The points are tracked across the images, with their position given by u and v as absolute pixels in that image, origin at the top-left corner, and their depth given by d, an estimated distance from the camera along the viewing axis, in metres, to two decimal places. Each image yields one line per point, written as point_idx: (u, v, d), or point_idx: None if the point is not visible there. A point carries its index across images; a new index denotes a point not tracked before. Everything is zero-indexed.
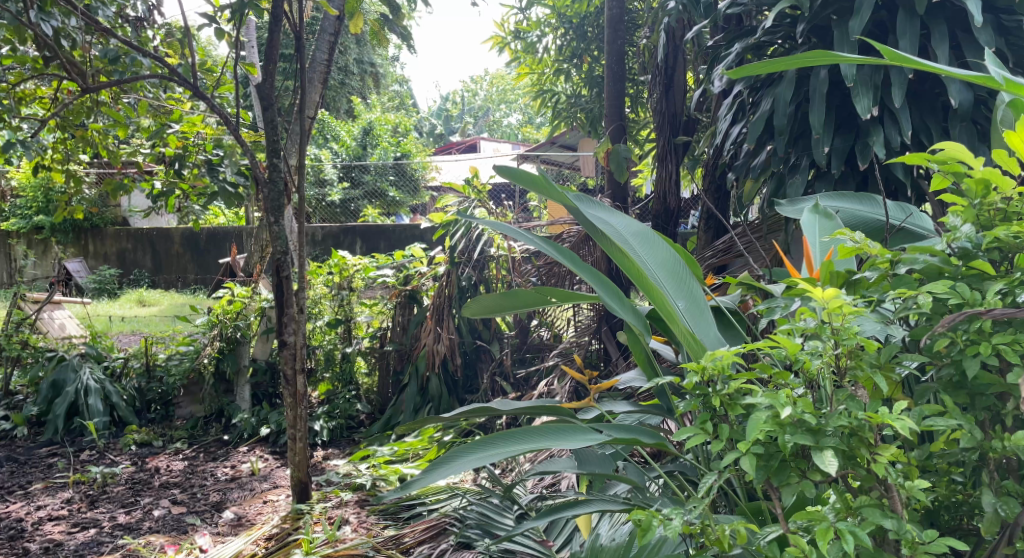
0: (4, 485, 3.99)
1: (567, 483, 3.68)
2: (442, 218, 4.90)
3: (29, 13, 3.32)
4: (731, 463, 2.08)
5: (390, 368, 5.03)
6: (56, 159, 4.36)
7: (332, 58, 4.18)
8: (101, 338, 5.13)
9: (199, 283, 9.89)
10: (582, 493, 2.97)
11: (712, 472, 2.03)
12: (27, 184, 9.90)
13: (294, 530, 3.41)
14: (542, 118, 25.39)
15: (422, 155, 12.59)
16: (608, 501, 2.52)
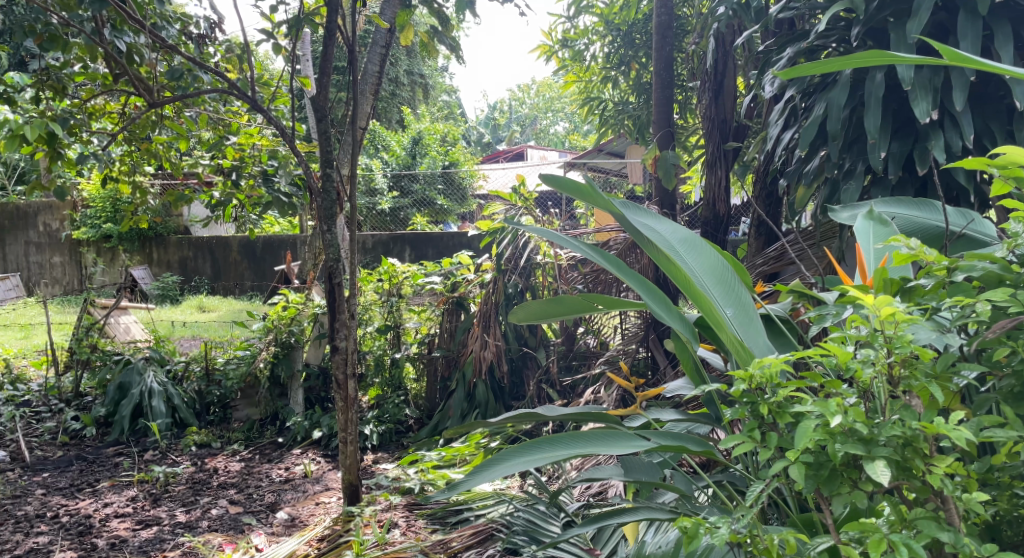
0: (74, 482, 4.16)
1: (615, 491, 3.69)
2: (489, 225, 4.94)
3: (100, 32, 3.49)
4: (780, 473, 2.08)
5: (438, 375, 5.08)
6: (123, 171, 4.53)
7: (383, 69, 4.27)
8: (163, 342, 5.31)
9: (255, 290, 10.15)
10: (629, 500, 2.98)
11: (760, 482, 2.04)
12: (95, 194, 10.27)
13: (345, 532, 3.49)
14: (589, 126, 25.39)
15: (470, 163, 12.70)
16: (656, 510, 2.53)
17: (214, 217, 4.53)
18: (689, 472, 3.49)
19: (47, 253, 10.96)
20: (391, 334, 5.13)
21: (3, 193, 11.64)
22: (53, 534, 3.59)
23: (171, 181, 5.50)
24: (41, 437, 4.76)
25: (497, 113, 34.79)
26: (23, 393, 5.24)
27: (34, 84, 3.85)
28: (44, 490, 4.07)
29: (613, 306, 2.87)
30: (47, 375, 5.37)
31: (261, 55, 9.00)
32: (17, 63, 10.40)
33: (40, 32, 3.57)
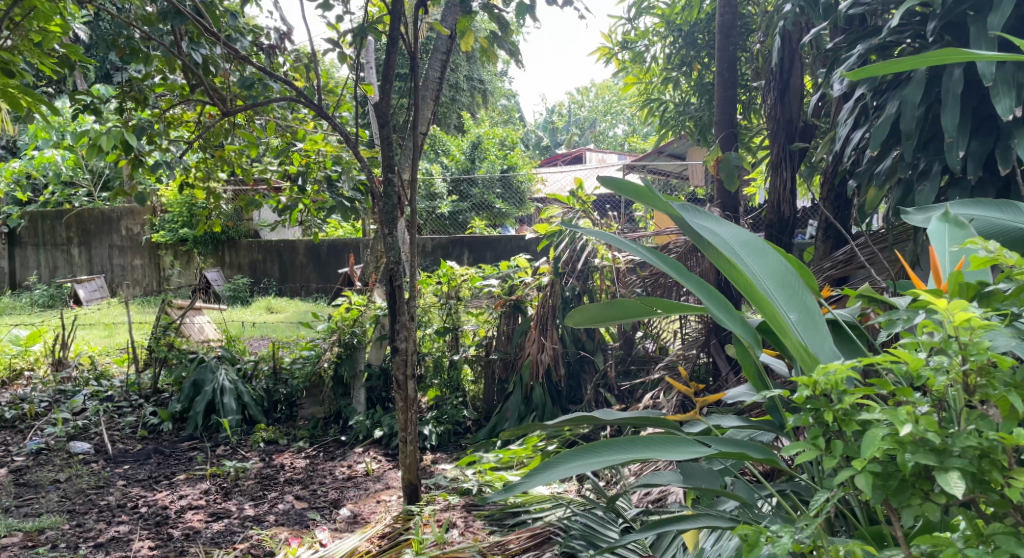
0: (152, 475, 4.34)
1: (674, 498, 3.66)
2: (546, 228, 4.95)
3: (179, 45, 3.66)
4: (845, 482, 2.04)
5: (496, 377, 5.11)
6: (198, 177, 4.68)
7: (444, 76, 4.34)
8: (234, 342, 5.49)
9: (320, 292, 10.39)
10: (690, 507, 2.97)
11: (825, 491, 2.01)
12: (173, 199, 10.67)
13: (405, 530, 3.56)
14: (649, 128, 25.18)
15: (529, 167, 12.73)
16: (715, 518, 2.50)
17: (282, 220, 4.65)
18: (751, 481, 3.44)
19: (129, 256, 11.43)
20: (449, 336, 5.19)
21: (89, 199, 12.21)
22: (132, 523, 3.76)
23: (241, 186, 5.67)
24: (122, 431, 4.95)
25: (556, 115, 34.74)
26: (106, 389, 5.45)
27: (118, 95, 4.05)
28: (124, 481, 4.25)
29: (672, 310, 2.86)
30: (128, 372, 5.59)
31: (327, 64, 9.30)
32: (103, 75, 10.90)
33: (125, 47, 3.80)
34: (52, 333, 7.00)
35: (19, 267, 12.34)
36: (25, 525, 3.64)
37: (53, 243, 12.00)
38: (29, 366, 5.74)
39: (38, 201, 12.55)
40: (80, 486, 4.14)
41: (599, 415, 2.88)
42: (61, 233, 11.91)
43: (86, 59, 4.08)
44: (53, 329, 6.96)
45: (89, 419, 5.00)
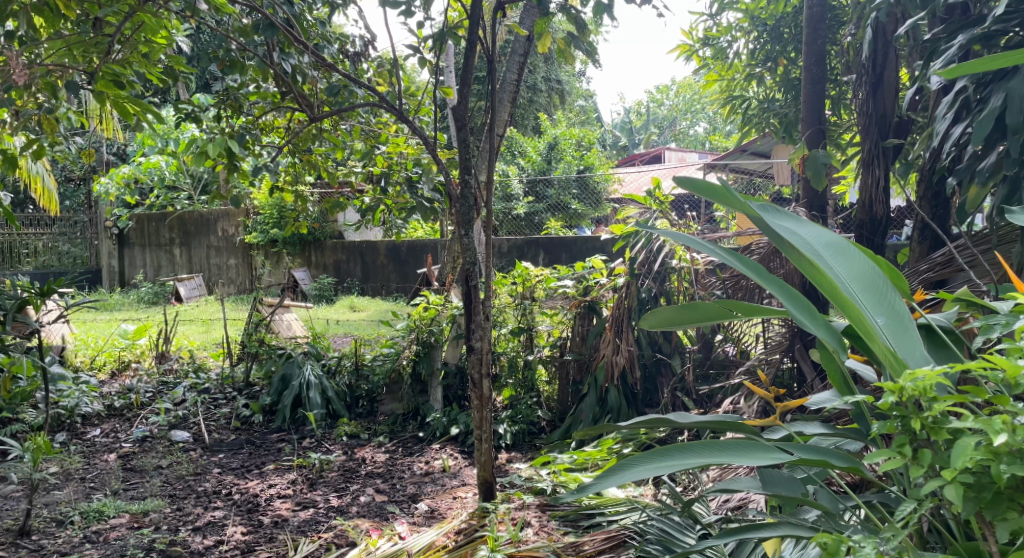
0: (245, 464, 4.54)
1: (756, 507, 3.57)
2: (622, 229, 4.93)
3: (271, 54, 3.82)
4: (933, 494, 1.98)
5: (570, 378, 5.09)
6: (288, 182, 4.77)
7: (522, 77, 4.37)
8: (320, 338, 5.68)
9: (400, 292, 10.61)
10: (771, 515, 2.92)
11: (911, 502, 1.97)
12: (264, 202, 11.07)
13: (480, 527, 3.63)
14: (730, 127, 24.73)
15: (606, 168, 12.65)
16: (797, 527, 2.51)
17: (365, 221, 4.77)
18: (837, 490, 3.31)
19: (225, 256, 11.96)
20: (524, 336, 5.18)
21: (189, 201, 12.83)
22: (226, 509, 3.96)
23: (328, 189, 5.85)
24: (217, 422, 5.17)
25: (635, 115, 34.38)
26: (204, 381, 5.67)
27: (216, 103, 4.21)
28: (219, 469, 4.47)
29: (752, 313, 2.82)
30: (223, 365, 5.82)
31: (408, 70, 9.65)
32: (201, 83, 11.44)
33: (223, 59, 3.99)
34: (155, 328, 7.37)
35: (126, 266, 13.01)
36: (131, 507, 3.89)
37: (157, 243, 12.66)
38: (135, 358, 6.06)
39: (142, 203, 13.26)
40: (179, 472, 4.37)
41: (673, 418, 2.86)
42: (164, 234, 12.54)
43: (188, 69, 4.29)
44: (156, 325, 7.33)
45: (188, 409, 5.26)
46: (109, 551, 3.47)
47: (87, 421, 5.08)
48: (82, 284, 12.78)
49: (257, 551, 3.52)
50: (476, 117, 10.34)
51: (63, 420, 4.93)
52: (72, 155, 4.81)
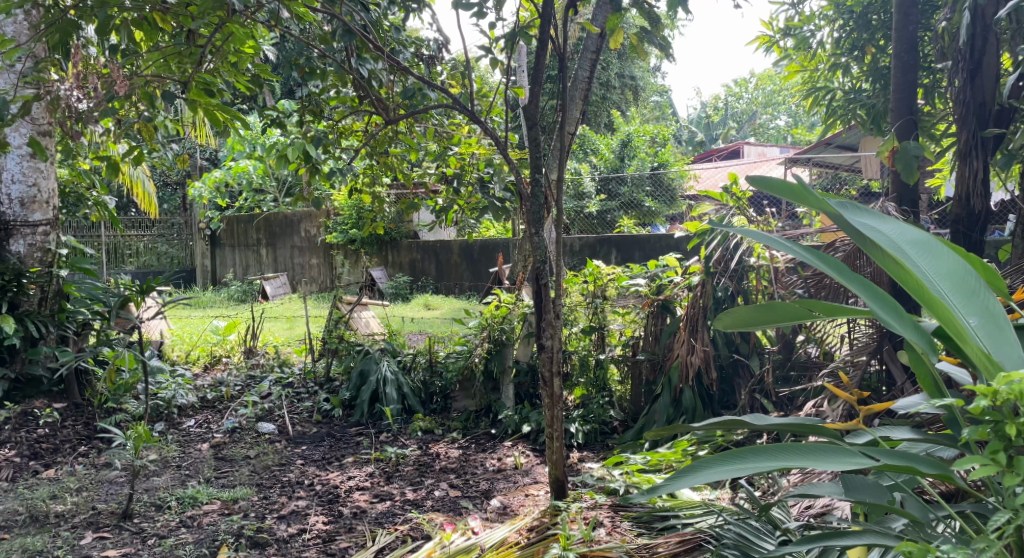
0: (326, 456, 4.70)
1: (840, 514, 3.45)
2: (696, 226, 4.85)
3: (349, 60, 3.93)
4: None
5: (643, 378, 5.00)
6: (365, 184, 4.88)
7: (594, 75, 4.37)
8: (396, 335, 5.83)
9: (473, 290, 10.72)
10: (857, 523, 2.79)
11: (1008, 511, 1.96)
12: (344, 203, 11.37)
13: (552, 525, 3.66)
14: (814, 120, 23.87)
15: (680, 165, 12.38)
16: (882, 536, 2.47)
17: (439, 221, 4.85)
18: (930, 499, 3.08)
19: (308, 255, 12.37)
20: (596, 335, 5.19)
21: (275, 203, 13.35)
22: (309, 499, 4.12)
23: (404, 190, 5.98)
24: (300, 415, 5.37)
25: (714, 108, 33.52)
26: (288, 375, 5.91)
27: (299, 109, 4.31)
28: (302, 460, 4.64)
29: (832, 313, 2.74)
30: (306, 360, 6.05)
31: (481, 69, 9.77)
32: (286, 89, 11.92)
33: (304, 65, 4.12)
34: (244, 325, 7.71)
35: (218, 266, 13.67)
36: (222, 495, 4.10)
37: (245, 244, 13.19)
38: (226, 353, 6.41)
39: (233, 205, 13.83)
40: (266, 462, 4.57)
41: (749, 419, 2.83)
42: (252, 234, 13.07)
43: (275, 77, 4.45)
44: (245, 322, 7.65)
45: (274, 402, 5.49)
46: (202, 536, 3.67)
47: (183, 411, 5.36)
48: (177, 282, 13.43)
49: (338, 541, 3.65)
50: (549, 115, 10.32)
51: (161, 410, 5.21)
52: (168, 160, 5.07)
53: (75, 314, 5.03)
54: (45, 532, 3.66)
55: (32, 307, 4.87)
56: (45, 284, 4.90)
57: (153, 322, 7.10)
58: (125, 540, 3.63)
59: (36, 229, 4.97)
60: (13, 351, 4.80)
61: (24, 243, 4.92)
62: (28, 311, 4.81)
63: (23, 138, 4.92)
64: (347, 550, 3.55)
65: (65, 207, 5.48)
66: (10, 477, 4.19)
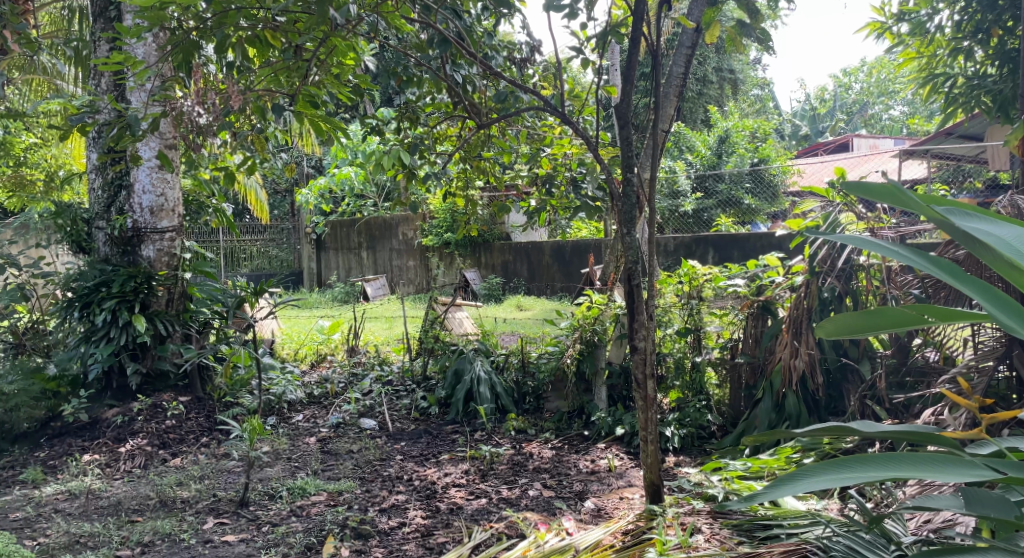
0: (423, 452, 4.83)
1: (963, 528, 3.23)
2: (799, 224, 4.63)
3: (444, 66, 4.01)
4: None
5: (742, 382, 4.86)
6: (458, 187, 4.95)
7: (689, 71, 4.29)
8: (489, 336, 5.89)
9: (565, 292, 10.69)
10: (981, 539, 2.57)
11: None
12: (439, 206, 11.61)
13: (648, 529, 3.63)
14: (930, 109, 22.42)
15: (780, 158, 11.92)
16: (1010, 553, 2.26)
17: (531, 222, 4.87)
18: None
19: (405, 258, 12.74)
20: (691, 337, 5.03)
21: (374, 209, 13.80)
22: (408, 494, 4.24)
23: (496, 192, 6.03)
24: (399, 412, 5.54)
25: (824, 100, 32.06)
26: (388, 373, 6.10)
27: (397, 116, 4.44)
28: (402, 456, 4.79)
29: (948, 316, 2.53)
30: (404, 359, 6.21)
31: (572, 70, 9.78)
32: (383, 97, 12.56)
33: (401, 74, 4.22)
34: (346, 326, 8.01)
35: (323, 268, 14.24)
36: (328, 486, 4.29)
37: (348, 248, 13.69)
38: (331, 351, 6.73)
39: (337, 210, 14.36)
40: (368, 457, 4.75)
41: (852, 426, 2.66)
42: (354, 238, 13.57)
43: (374, 86, 4.59)
44: (348, 323, 7.99)
45: (375, 399, 5.69)
46: (311, 525, 3.86)
47: (293, 406, 5.64)
48: (289, 284, 14.08)
49: (436, 535, 3.75)
50: (642, 113, 10.17)
51: (273, 405, 5.50)
52: (278, 169, 5.34)
53: (198, 314, 5.43)
54: (172, 516, 3.95)
55: (160, 307, 5.26)
56: (172, 286, 5.30)
57: (265, 319, 7.52)
58: (242, 527, 3.86)
59: (164, 235, 5.35)
60: (145, 348, 5.19)
61: (153, 248, 5.32)
62: (157, 310, 5.20)
63: (152, 152, 5.30)
64: (444, 545, 3.64)
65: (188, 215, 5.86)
66: (141, 464, 4.54)
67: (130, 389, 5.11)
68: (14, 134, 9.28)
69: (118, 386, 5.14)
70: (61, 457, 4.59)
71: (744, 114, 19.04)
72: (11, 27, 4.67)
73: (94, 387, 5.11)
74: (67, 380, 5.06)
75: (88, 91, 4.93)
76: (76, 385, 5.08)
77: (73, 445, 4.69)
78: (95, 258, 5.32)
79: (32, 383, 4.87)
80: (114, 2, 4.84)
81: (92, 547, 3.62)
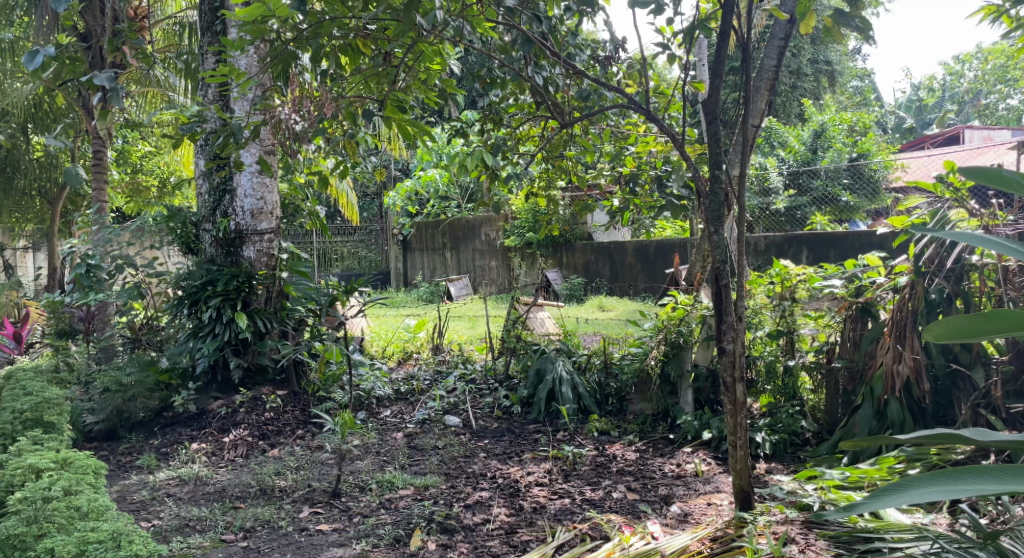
0: (506, 450, 4.87)
1: None
2: (903, 222, 4.39)
3: (527, 68, 4.00)
4: None
5: (840, 388, 4.65)
6: (541, 188, 4.96)
7: (782, 63, 4.14)
8: (572, 336, 5.86)
9: (648, 292, 10.52)
10: None
11: None
12: (521, 206, 11.71)
13: (738, 537, 3.53)
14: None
15: (881, 151, 11.30)
16: None
17: (615, 222, 4.82)
18: None
19: (488, 258, 12.79)
20: (783, 340, 4.82)
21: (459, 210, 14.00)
22: (491, 491, 4.28)
23: (578, 191, 5.96)
24: (482, 410, 5.61)
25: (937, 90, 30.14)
26: (471, 371, 6.19)
27: (481, 118, 4.49)
28: (485, 454, 4.85)
29: None
30: (487, 358, 6.28)
31: (659, 67, 9.62)
32: (468, 100, 12.73)
33: (485, 76, 4.26)
34: (431, 324, 8.23)
35: (409, 268, 14.53)
36: (415, 481, 4.39)
37: (433, 248, 13.91)
38: (416, 349, 6.88)
39: (423, 211, 14.63)
40: (452, 453, 4.83)
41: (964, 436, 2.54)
42: (438, 239, 13.76)
43: (460, 89, 4.65)
44: (431, 321, 8.16)
45: (458, 396, 5.77)
46: (399, 518, 3.97)
47: (381, 402, 5.80)
48: (377, 284, 14.49)
49: (519, 533, 3.78)
50: (732, 109, 9.88)
51: (363, 400, 5.69)
52: (367, 173, 5.52)
53: (294, 312, 5.65)
54: (271, 504, 4.15)
55: (260, 305, 5.54)
56: (269, 285, 5.56)
57: (354, 318, 7.79)
58: (335, 517, 4.02)
59: (263, 236, 5.64)
60: (246, 343, 5.48)
61: (254, 250, 5.60)
62: (257, 308, 5.49)
63: (254, 158, 5.59)
64: (528, 543, 3.66)
65: (285, 217, 6.17)
66: (243, 453, 4.79)
67: (233, 382, 5.42)
68: (130, 143, 9.92)
69: (222, 379, 5.47)
70: (172, 445, 4.92)
71: (843, 106, 18.16)
72: (127, 43, 5.01)
73: (202, 379, 5.46)
74: (177, 373, 5.41)
75: (197, 102, 5.26)
76: (185, 378, 5.43)
77: (183, 434, 5.02)
78: (202, 258, 5.68)
79: (147, 374, 5.24)
80: (219, 16, 5.12)
81: (200, 530, 3.86)
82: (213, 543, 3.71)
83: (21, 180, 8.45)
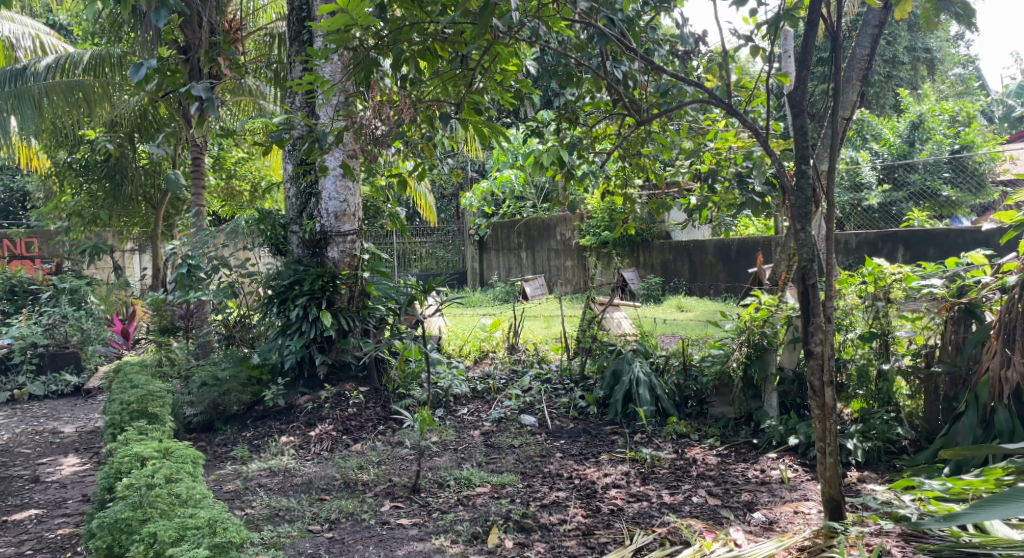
0: (583, 451, 4.84)
1: None
2: (1012, 217, 4.07)
3: (604, 65, 3.94)
4: None
5: (940, 393, 4.40)
6: (618, 185, 4.89)
7: (876, 51, 3.92)
8: (649, 337, 5.76)
9: (729, 292, 10.27)
10: None
11: None
12: (597, 205, 11.69)
13: (828, 547, 3.38)
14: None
15: (987, 142, 10.60)
16: None
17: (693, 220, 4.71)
18: None
19: (563, 257, 12.80)
20: (878, 343, 4.58)
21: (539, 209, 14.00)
22: (568, 491, 4.26)
23: (657, 189, 5.86)
24: (558, 410, 5.59)
25: None
26: (547, 371, 6.18)
27: (556, 118, 4.47)
28: (562, 454, 4.83)
29: None
30: (562, 358, 6.24)
31: (745, 61, 9.33)
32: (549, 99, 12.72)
33: (561, 75, 4.24)
34: (508, 323, 8.30)
35: (485, 268, 14.58)
36: (492, 478, 4.42)
37: (508, 248, 14.03)
38: (492, 349, 6.92)
39: (500, 212, 14.73)
40: (529, 452, 4.84)
41: None
42: (513, 239, 13.89)
43: (534, 89, 4.65)
44: (507, 321, 8.19)
45: (534, 396, 5.76)
46: (476, 515, 4.00)
47: (458, 400, 5.88)
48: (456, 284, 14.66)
49: (597, 535, 3.73)
50: (821, 101, 9.48)
51: (441, 398, 5.76)
52: (444, 174, 5.63)
53: (375, 310, 5.79)
54: (354, 497, 4.27)
55: (343, 304, 5.72)
56: (353, 284, 5.73)
57: (431, 318, 7.89)
58: (415, 511, 4.08)
59: (346, 237, 5.79)
60: (330, 341, 5.67)
61: (338, 250, 5.78)
62: (340, 307, 5.66)
63: (337, 162, 5.76)
64: (605, 546, 3.62)
65: (366, 219, 6.35)
66: (328, 447, 4.95)
67: (319, 378, 5.63)
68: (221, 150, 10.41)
69: (309, 375, 5.67)
70: (264, 437, 5.12)
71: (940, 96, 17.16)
72: (221, 55, 5.26)
73: (290, 375, 5.68)
74: (267, 368, 5.65)
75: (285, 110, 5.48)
76: (275, 373, 5.69)
77: (273, 428, 5.22)
78: (290, 259, 5.91)
79: (241, 370, 5.49)
80: (305, 26, 5.32)
81: (288, 520, 4.01)
82: (300, 533, 3.85)
83: (128, 187, 9.04)
